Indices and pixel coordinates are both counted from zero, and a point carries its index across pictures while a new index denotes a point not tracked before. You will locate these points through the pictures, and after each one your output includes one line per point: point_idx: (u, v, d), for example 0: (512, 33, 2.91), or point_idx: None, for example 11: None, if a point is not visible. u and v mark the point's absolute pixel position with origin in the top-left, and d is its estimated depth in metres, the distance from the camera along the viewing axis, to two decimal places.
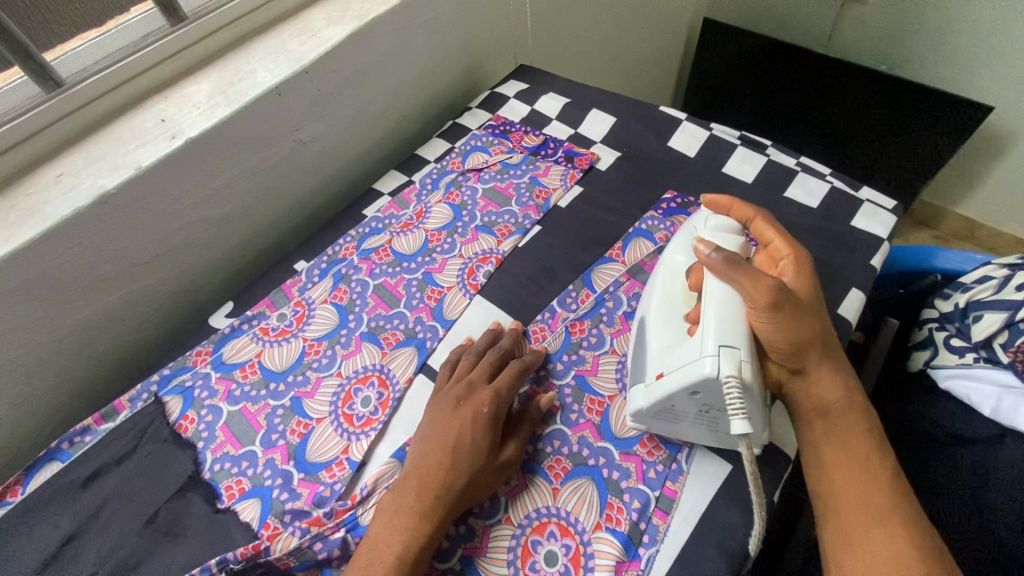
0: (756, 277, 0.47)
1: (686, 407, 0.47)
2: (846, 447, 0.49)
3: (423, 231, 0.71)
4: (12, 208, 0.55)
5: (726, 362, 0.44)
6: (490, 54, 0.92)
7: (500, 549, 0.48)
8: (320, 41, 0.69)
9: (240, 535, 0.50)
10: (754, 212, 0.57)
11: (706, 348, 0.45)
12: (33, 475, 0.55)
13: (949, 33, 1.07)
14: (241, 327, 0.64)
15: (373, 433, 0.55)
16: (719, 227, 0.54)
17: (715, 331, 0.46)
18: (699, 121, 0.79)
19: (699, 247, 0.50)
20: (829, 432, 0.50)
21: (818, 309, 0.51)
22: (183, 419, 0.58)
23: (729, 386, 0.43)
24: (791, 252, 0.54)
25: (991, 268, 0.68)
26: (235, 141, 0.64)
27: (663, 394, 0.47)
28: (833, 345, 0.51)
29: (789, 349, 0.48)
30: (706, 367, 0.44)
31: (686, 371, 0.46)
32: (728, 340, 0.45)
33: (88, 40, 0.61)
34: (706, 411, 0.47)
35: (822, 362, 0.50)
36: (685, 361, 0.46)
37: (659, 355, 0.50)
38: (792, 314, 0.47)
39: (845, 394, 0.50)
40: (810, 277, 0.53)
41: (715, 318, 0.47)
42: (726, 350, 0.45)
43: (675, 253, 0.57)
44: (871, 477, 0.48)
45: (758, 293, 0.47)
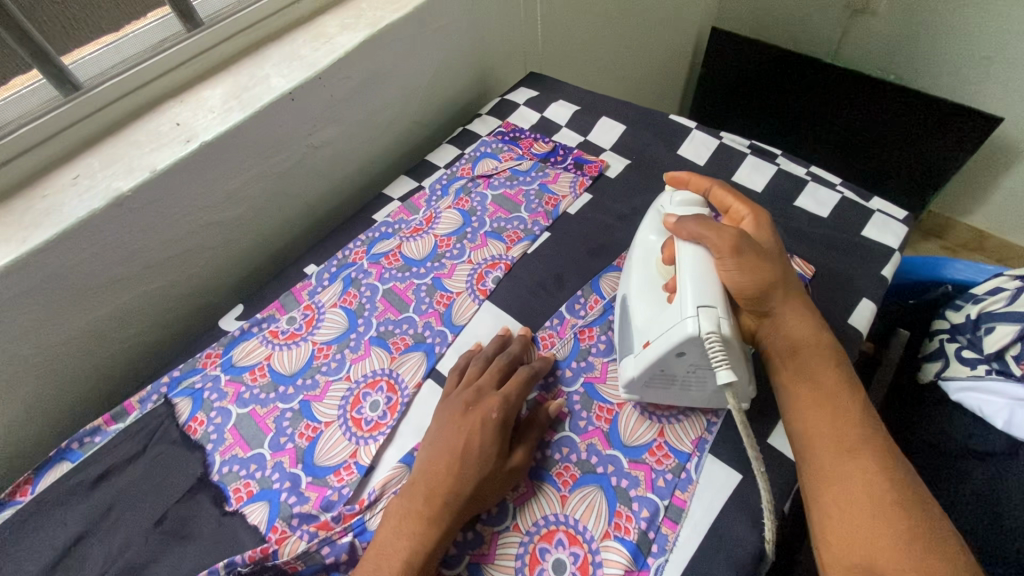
0: (722, 229, 0.50)
1: (675, 369, 0.49)
2: (815, 382, 0.49)
3: (432, 236, 0.71)
4: (27, 209, 0.56)
5: (704, 320, 0.45)
6: (500, 61, 0.93)
7: (508, 557, 0.48)
8: (334, 47, 0.69)
9: (248, 538, 0.51)
10: (710, 181, 0.59)
11: (685, 311, 0.47)
12: (43, 475, 0.55)
13: (959, 44, 1.07)
14: (251, 330, 0.65)
15: (382, 437, 0.55)
16: (684, 201, 0.57)
17: (692, 293, 0.47)
18: (708, 130, 0.79)
19: (669, 219, 0.54)
20: (798, 372, 0.50)
21: (777, 255, 0.52)
22: (193, 422, 0.58)
23: (711, 341, 0.45)
24: (751, 211, 0.55)
25: (1003, 280, 0.68)
26: (248, 145, 0.65)
27: (649, 360, 0.49)
28: (795, 286, 0.52)
29: (756, 295, 0.49)
30: (687, 327, 0.46)
31: (669, 335, 0.47)
32: (705, 300, 0.46)
33: (106, 45, 0.62)
34: (694, 371, 0.49)
35: (788, 301, 0.51)
36: (668, 326, 0.48)
37: (643, 326, 0.51)
38: (754, 258, 0.49)
39: (813, 331, 0.51)
40: (770, 230, 0.54)
41: (692, 281, 0.48)
42: (704, 309, 0.46)
43: (648, 234, 0.58)
44: (841, 408, 0.47)
45: (722, 241, 0.49)
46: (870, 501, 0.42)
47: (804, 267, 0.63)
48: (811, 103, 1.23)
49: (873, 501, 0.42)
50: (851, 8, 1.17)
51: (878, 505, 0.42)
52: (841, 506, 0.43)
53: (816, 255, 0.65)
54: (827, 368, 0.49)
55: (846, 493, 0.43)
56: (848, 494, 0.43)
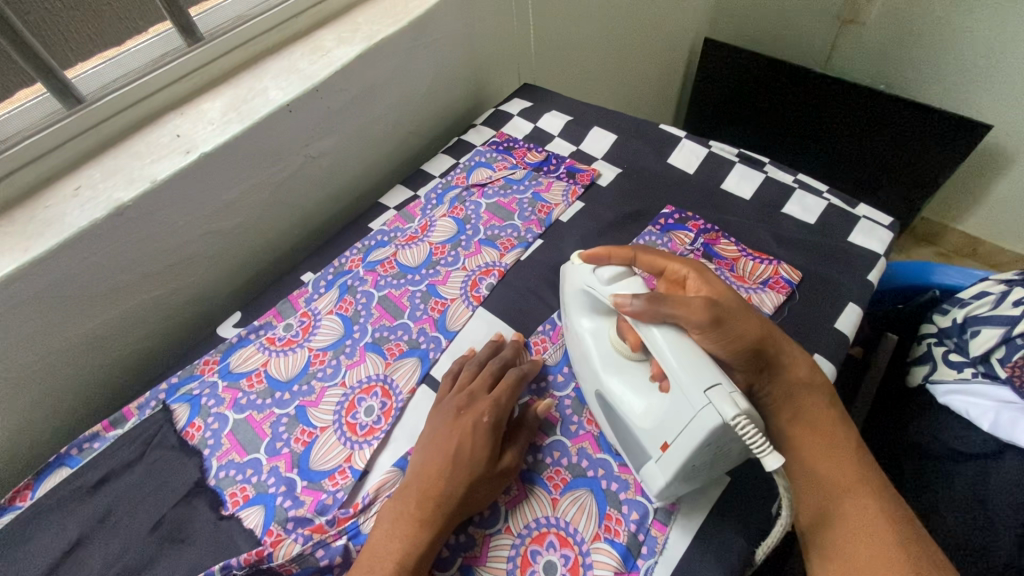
0: (686, 304, 0.46)
1: (708, 458, 0.44)
2: (812, 427, 0.50)
3: (427, 244, 0.72)
4: (30, 219, 0.57)
5: (723, 404, 0.40)
6: (494, 73, 0.95)
7: (500, 558, 0.49)
8: (331, 60, 0.71)
9: (244, 542, 0.51)
10: (634, 250, 0.56)
11: (698, 399, 0.41)
12: (43, 481, 0.56)
13: (946, 54, 1.09)
14: (248, 337, 0.66)
15: (375, 442, 0.56)
16: (614, 275, 0.53)
17: (692, 377, 0.42)
18: (698, 139, 0.80)
19: (620, 302, 0.49)
20: (796, 418, 0.51)
21: (748, 305, 0.51)
22: (190, 427, 0.59)
23: (743, 425, 0.39)
24: (692, 268, 0.54)
25: (988, 284, 0.69)
26: (246, 156, 0.66)
27: (679, 462, 0.43)
28: (781, 333, 0.51)
29: (748, 352, 0.49)
30: (708, 419, 0.41)
31: (691, 432, 0.42)
32: (708, 380, 0.42)
33: (107, 60, 0.64)
34: (725, 453, 0.44)
35: (782, 351, 0.50)
36: (684, 422, 0.43)
37: (649, 424, 0.46)
38: (729, 320, 0.48)
39: (807, 376, 0.51)
40: (718, 281, 0.53)
41: (684, 363, 0.43)
42: (715, 390, 0.41)
43: (580, 319, 0.57)
44: (837, 449, 0.49)
45: (694, 316, 0.46)
46: (873, 542, 0.44)
47: (791, 272, 0.64)
48: (802, 112, 1.25)
49: (872, 539, 0.45)
50: (840, 19, 1.21)
51: (877, 544, 0.44)
52: (847, 547, 0.45)
53: (804, 261, 0.66)
54: (822, 411, 0.51)
55: (847, 531, 0.46)
56: (852, 534, 0.46)
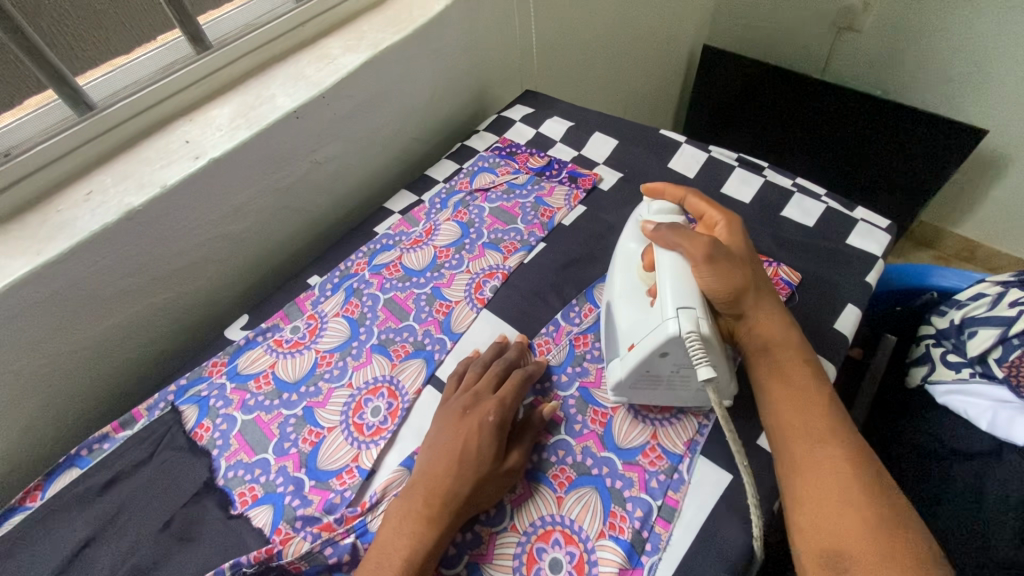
0: (695, 237, 0.53)
1: (660, 369, 0.50)
2: (786, 380, 0.51)
3: (432, 247, 0.73)
4: (43, 224, 0.58)
5: (686, 320, 0.47)
6: (497, 80, 0.96)
7: (505, 556, 0.50)
8: (337, 67, 0.72)
9: (253, 540, 0.52)
10: (686, 192, 0.62)
11: (667, 313, 0.49)
12: (53, 481, 0.57)
13: (941, 59, 1.11)
14: (255, 339, 0.67)
15: (382, 442, 0.57)
16: (660, 209, 0.60)
17: (673, 295, 0.49)
18: (698, 144, 0.82)
19: (647, 225, 0.57)
20: (772, 371, 0.52)
21: (750, 260, 0.55)
22: (199, 428, 0.60)
23: (691, 341, 0.47)
24: (724, 217, 0.58)
25: (985, 286, 0.71)
26: (254, 161, 0.68)
27: (636, 360, 0.50)
28: (765, 287, 0.55)
29: (730, 298, 0.52)
30: (669, 328, 0.48)
31: (652, 336, 0.49)
32: (685, 302, 0.49)
33: (118, 68, 0.65)
34: (678, 370, 0.50)
35: (759, 304, 0.54)
36: (650, 329, 0.50)
37: (626, 328, 0.53)
38: (726, 265, 0.52)
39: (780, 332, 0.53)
40: (742, 236, 0.57)
41: (672, 284, 0.50)
42: (685, 310, 0.48)
43: (627, 240, 0.59)
44: (811, 401, 0.50)
45: (696, 248, 0.52)
46: (838, 485, 0.44)
47: (791, 274, 0.65)
48: (802, 117, 1.26)
49: (840, 485, 0.44)
50: (837, 26, 1.22)
51: (844, 489, 0.44)
52: (812, 491, 0.45)
53: (803, 263, 0.68)
54: (797, 365, 0.52)
55: (815, 477, 0.46)
56: (819, 479, 0.45)
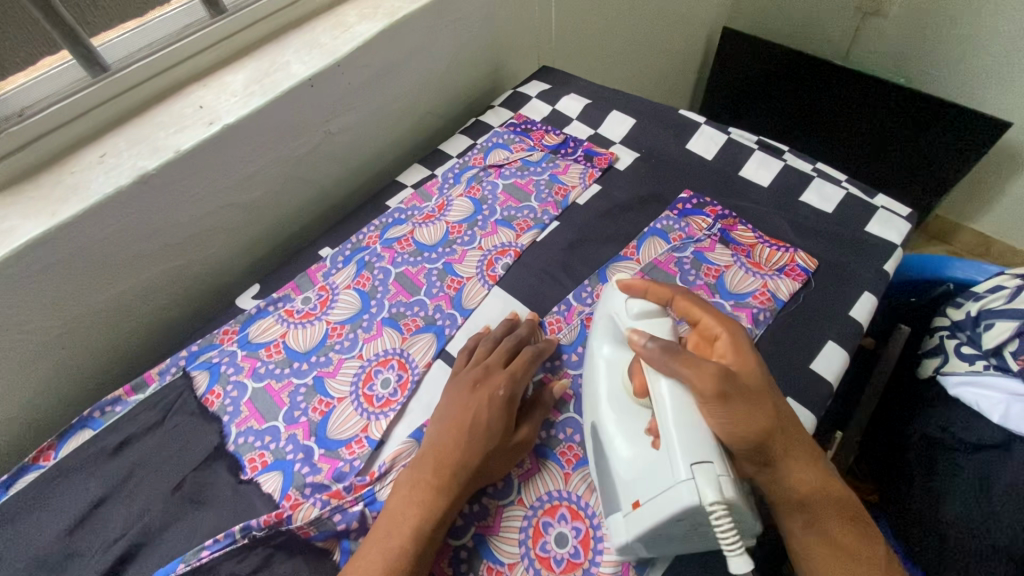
0: (699, 367, 0.44)
1: (675, 529, 0.43)
2: (829, 537, 0.46)
3: (444, 223, 0.73)
4: (56, 185, 0.58)
5: (706, 486, 0.40)
6: (514, 54, 0.94)
7: (512, 529, 0.50)
8: (353, 36, 0.71)
9: (262, 505, 0.53)
10: (674, 292, 0.53)
11: (686, 475, 0.41)
12: (66, 442, 0.58)
13: (969, 47, 1.07)
14: (267, 308, 0.67)
15: (392, 413, 0.57)
16: (644, 311, 0.52)
17: (684, 450, 0.42)
18: (717, 125, 0.80)
19: (632, 336, 0.49)
20: (809, 525, 0.46)
21: (768, 396, 0.45)
22: (210, 393, 0.60)
23: (717, 514, 0.39)
24: (724, 330, 0.48)
25: (1004, 279, 0.69)
26: (267, 129, 0.67)
27: (648, 523, 0.42)
28: (794, 429, 0.46)
29: (753, 448, 0.43)
30: (686, 494, 0.40)
31: (665, 499, 0.41)
32: (702, 457, 0.41)
33: (132, 30, 0.64)
34: (695, 529, 0.43)
35: (790, 449, 0.45)
36: (661, 487, 0.42)
37: (629, 476, 0.45)
38: (745, 404, 0.43)
39: (814, 485, 0.46)
40: (750, 354, 0.47)
41: (679, 431, 0.43)
42: (704, 468, 0.41)
43: (601, 345, 0.54)
44: (865, 568, 0.45)
45: (704, 385, 0.43)
46: None
47: (808, 260, 0.65)
48: (819, 103, 1.24)
49: None
50: (862, 11, 1.19)
51: None
52: None
53: (820, 249, 0.67)
54: (836, 514, 0.46)
55: None
56: None
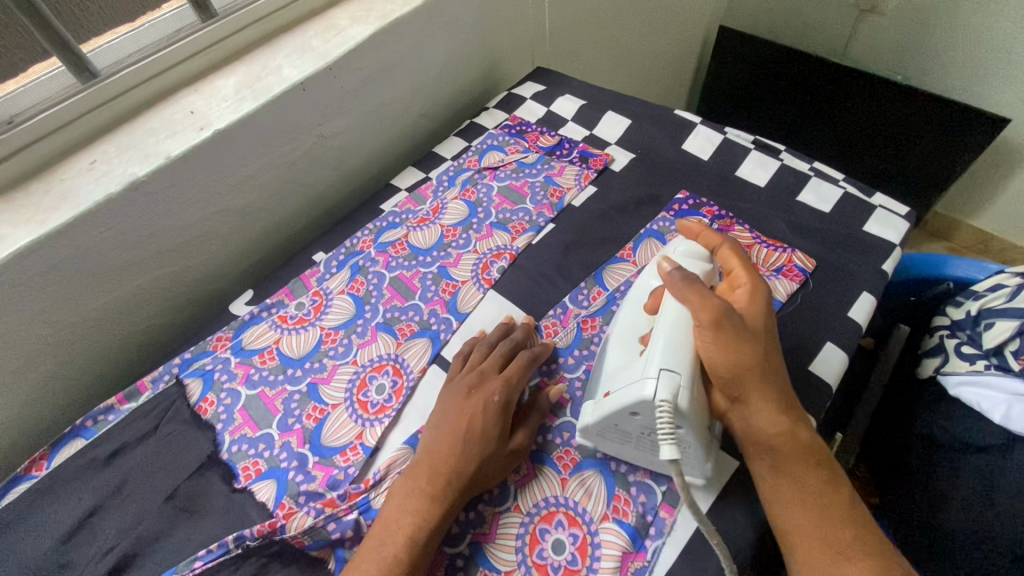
0: (704, 295, 0.45)
1: (629, 426, 0.46)
2: (798, 482, 0.44)
3: (438, 226, 0.72)
4: (46, 192, 0.57)
5: (663, 385, 0.43)
6: (508, 56, 0.94)
7: (508, 536, 0.49)
8: (345, 39, 0.71)
9: (256, 514, 0.52)
10: (722, 240, 0.52)
11: (647, 374, 0.44)
12: (58, 451, 0.57)
13: (966, 43, 1.07)
14: (260, 315, 0.66)
15: (386, 420, 0.56)
16: (688, 252, 0.52)
17: (661, 354, 0.45)
18: (713, 125, 0.79)
19: (662, 265, 0.49)
20: (776, 468, 0.45)
21: (760, 334, 0.45)
22: (203, 402, 0.60)
23: (661, 411, 0.42)
24: (748, 281, 0.48)
25: (1004, 277, 0.68)
26: (260, 133, 0.66)
27: (604, 411, 0.47)
28: (777, 372, 0.45)
29: (727, 374, 0.44)
30: (644, 389, 0.43)
31: (628, 392, 0.45)
32: (671, 364, 0.44)
33: (122, 35, 0.64)
34: (648, 434, 0.46)
35: (763, 389, 0.44)
36: (629, 381, 0.46)
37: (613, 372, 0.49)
38: (734, 335, 0.44)
39: (787, 428, 0.44)
40: (762, 307, 0.47)
41: (664, 343, 0.45)
42: (666, 373, 0.43)
43: (648, 277, 0.56)
44: (829, 514, 0.43)
45: (703, 309, 0.45)
46: None
47: (805, 261, 0.64)
48: (816, 101, 1.24)
49: None
50: (859, 7, 1.17)
51: None
52: None
53: (817, 249, 0.66)
54: (810, 464, 0.44)
55: None
56: None
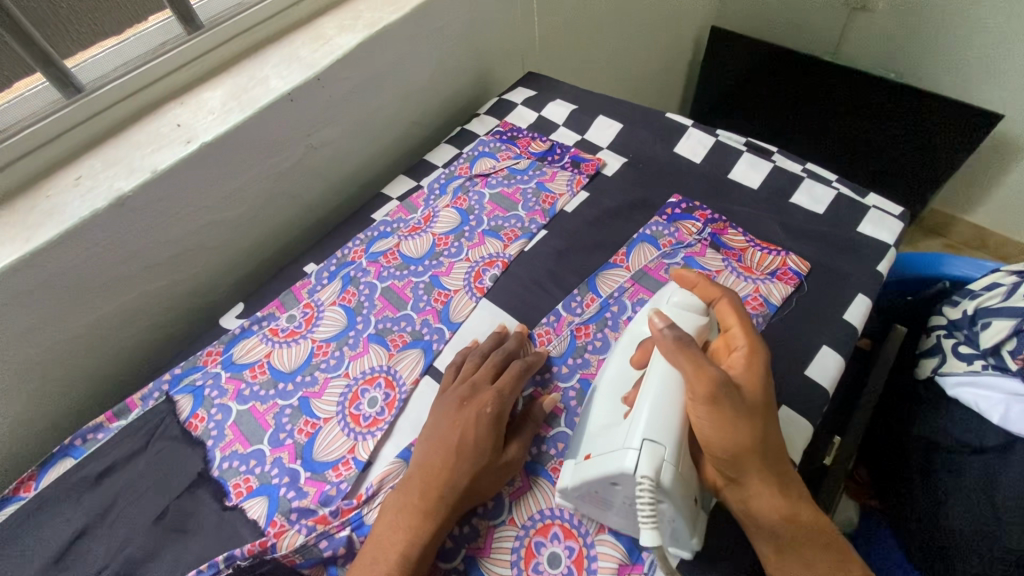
0: (700, 368, 0.44)
1: (610, 496, 0.45)
2: (805, 565, 0.43)
3: (430, 235, 0.72)
4: (32, 209, 0.57)
5: (646, 460, 0.41)
6: (499, 61, 0.94)
7: (503, 550, 0.49)
8: (333, 48, 0.70)
9: (247, 532, 0.51)
10: (721, 293, 0.52)
11: (630, 445, 0.43)
12: (47, 472, 0.56)
13: (958, 39, 1.07)
14: (251, 328, 0.65)
15: (379, 433, 0.56)
16: (683, 303, 0.52)
17: (646, 422, 0.43)
18: (705, 127, 0.79)
19: (654, 323, 0.48)
20: (780, 551, 0.43)
21: (757, 410, 0.44)
22: (194, 418, 0.59)
23: (642, 487, 0.41)
24: (744, 344, 0.48)
25: (999, 276, 0.68)
26: (248, 145, 0.66)
27: (583, 477, 0.45)
28: (776, 450, 0.44)
29: (726, 455, 0.43)
30: (626, 461, 0.42)
31: (609, 459, 0.44)
32: (655, 435, 0.43)
33: (108, 48, 0.63)
34: (629, 505, 0.44)
35: (763, 469, 0.43)
36: (612, 447, 0.44)
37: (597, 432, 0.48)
38: (732, 412, 0.43)
39: (790, 509, 0.43)
40: (759, 375, 0.46)
41: (650, 409, 0.44)
42: (650, 445, 0.42)
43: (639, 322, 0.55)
44: None
45: (699, 384, 0.44)
46: None
47: (800, 263, 0.64)
48: (809, 100, 1.24)
49: None
50: (850, 7, 1.18)
51: None
52: None
53: (812, 252, 0.65)
54: (816, 544, 0.43)
55: None
56: None
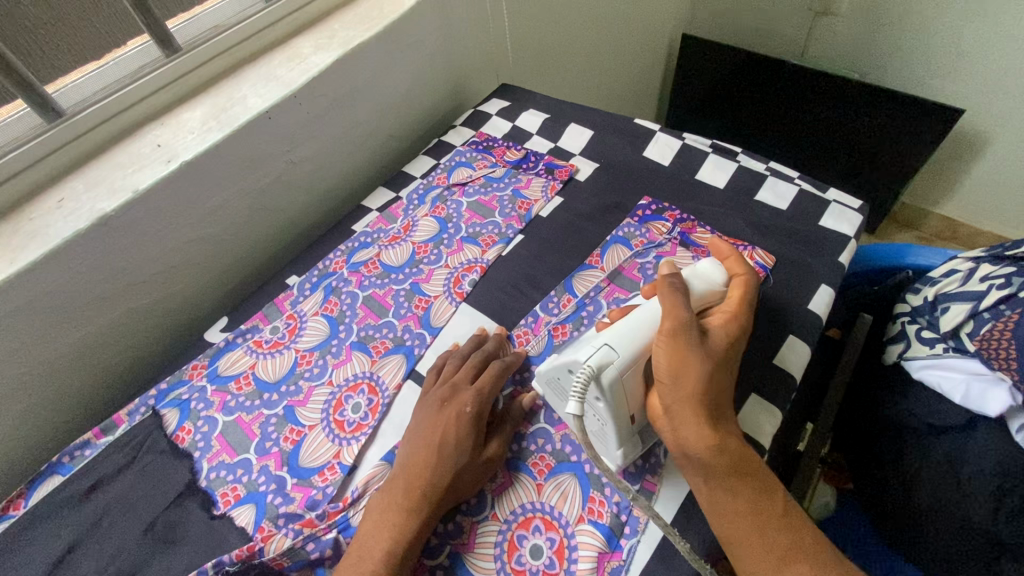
0: (677, 308, 0.48)
1: (563, 389, 0.50)
2: (733, 492, 0.44)
3: (410, 243, 0.74)
4: (15, 232, 0.58)
5: (595, 355, 0.46)
6: (472, 75, 0.96)
7: (487, 545, 0.50)
8: (309, 66, 0.72)
9: (235, 539, 0.52)
10: (744, 271, 0.55)
11: (592, 344, 0.48)
12: (35, 490, 0.57)
13: (916, 39, 1.12)
14: (235, 341, 0.67)
15: (363, 437, 0.57)
16: (701, 269, 0.54)
17: (615, 335, 0.48)
18: (672, 132, 0.82)
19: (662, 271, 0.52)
20: (708, 482, 0.45)
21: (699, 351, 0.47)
22: (180, 431, 0.60)
23: (580, 373, 0.46)
24: (732, 312, 0.51)
25: (956, 262, 0.71)
26: (227, 162, 0.67)
27: (549, 365, 0.50)
28: (712, 388, 0.46)
29: (666, 384, 0.46)
30: (582, 354, 0.47)
31: (571, 353, 0.49)
32: (616, 344, 0.48)
33: (88, 73, 0.65)
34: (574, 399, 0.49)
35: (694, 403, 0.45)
36: (580, 346, 0.49)
37: (576, 341, 0.53)
38: (681, 349, 0.46)
39: (720, 441, 0.45)
40: (731, 335, 0.49)
41: (624, 327, 0.49)
42: (605, 347, 0.47)
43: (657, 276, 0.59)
44: (766, 520, 0.43)
45: (670, 317, 0.48)
46: None
47: (765, 257, 0.66)
48: (777, 102, 1.28)
49: None
50: (813, 11, 1.22)
51: None
52: None
53: (776, 247, 0.68)
54: (744, 475, 0.45)
55: None
56: None
